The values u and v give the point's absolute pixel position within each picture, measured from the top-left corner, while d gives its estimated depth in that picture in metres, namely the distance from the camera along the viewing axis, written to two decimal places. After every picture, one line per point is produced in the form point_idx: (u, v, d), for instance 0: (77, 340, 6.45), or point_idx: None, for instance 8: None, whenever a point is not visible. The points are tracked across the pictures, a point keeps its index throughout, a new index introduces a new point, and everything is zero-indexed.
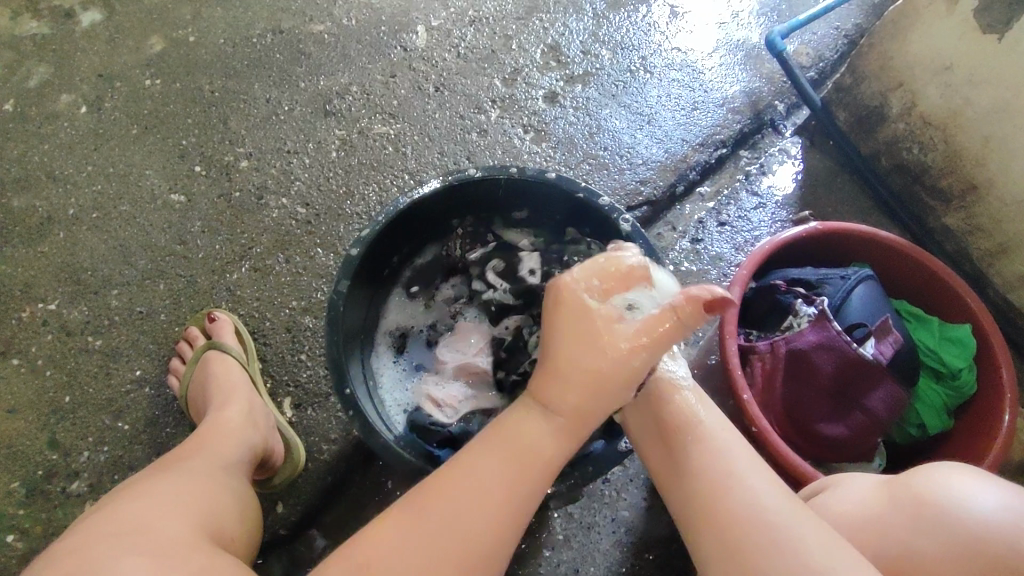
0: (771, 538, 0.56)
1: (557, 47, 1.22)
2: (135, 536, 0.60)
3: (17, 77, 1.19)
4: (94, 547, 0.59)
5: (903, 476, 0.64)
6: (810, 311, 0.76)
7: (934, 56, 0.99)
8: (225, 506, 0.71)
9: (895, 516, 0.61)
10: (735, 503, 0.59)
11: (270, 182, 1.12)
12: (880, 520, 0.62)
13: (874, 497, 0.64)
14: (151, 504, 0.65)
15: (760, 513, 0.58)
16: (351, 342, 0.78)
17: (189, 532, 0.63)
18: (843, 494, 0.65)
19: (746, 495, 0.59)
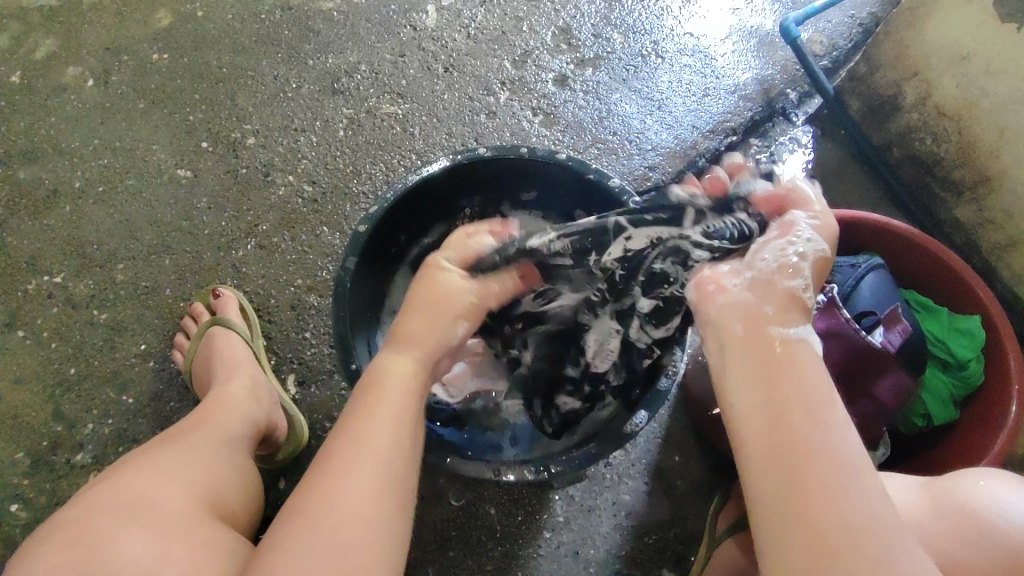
0: (852, 518, 0.48)
1: (568, 29, 1.21)
2: (137, 510, 0.61)
3: (24, 49, 1.19)
4: (96, 519, 0.60)
5: (938, 485, 0.67)
6: (819, 298, 0.75)
7: (951, 45, 0.97)
8: (227, 479, 0.72)
9: (937, 522, 0.63)
10: (827, 467, 0.49)
11: (277, 160, 1.12)
12: (921, 526, 0.64)
13: (913, 506, 0.66)
14: (154, 475, 0.66)
15: (853, 490, 0.49)
16: (357, 319, 0.79)
17: (190, 504, 0.64)
18: (886, 495, 0.67)
19: (841, 461, 0.50)
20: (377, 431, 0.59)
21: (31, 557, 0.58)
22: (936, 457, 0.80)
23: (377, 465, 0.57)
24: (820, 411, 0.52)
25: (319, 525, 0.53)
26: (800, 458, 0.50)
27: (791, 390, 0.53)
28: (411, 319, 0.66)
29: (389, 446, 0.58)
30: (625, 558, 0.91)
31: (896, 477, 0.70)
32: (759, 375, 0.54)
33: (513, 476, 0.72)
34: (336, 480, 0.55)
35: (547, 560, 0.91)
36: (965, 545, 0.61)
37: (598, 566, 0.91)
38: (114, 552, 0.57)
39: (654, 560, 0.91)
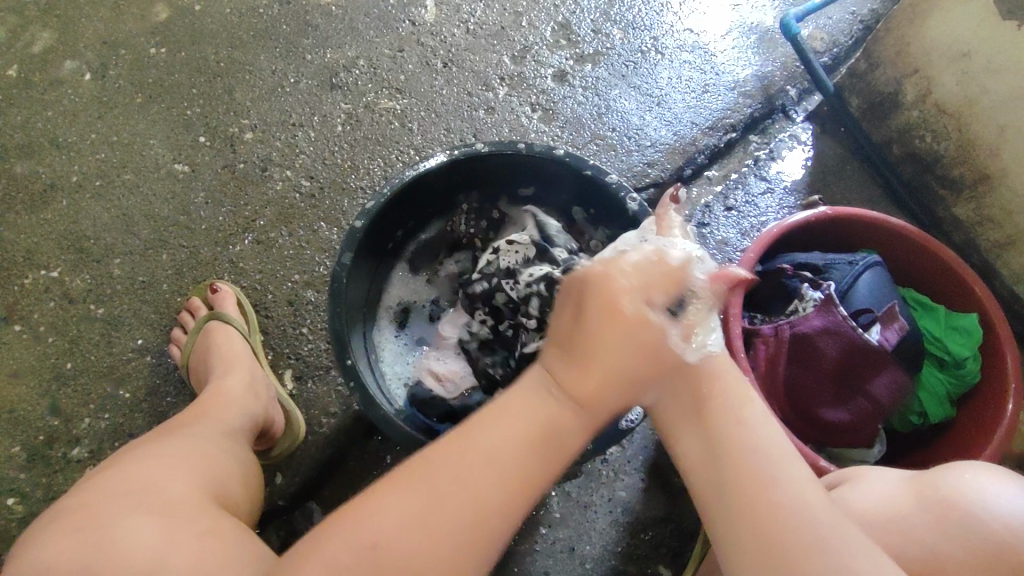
0: (786, 516, 0.51)
1: (568, 25, 1.20)
2: (142, 497, 0.62)
3: (21, 43, 1.18)
4: (102, 505, 0.61)
5: (928, 475, 0.65)
6: (816, 296, 0.76)
7: (951, 42, 0.97)
8: (228, 470, 0.72)
9: (921, 517, 0.62)
10: (759, 470, 0.53)
11: (275, 155, 1.11)
12: (903, 518, 0.62)
13: (899, 494, 0.64)
14: (153, 466, 0.66)
15: (775, 473, 0.53)
16: (354, 315, 0.78)
17: (193, 492, 0.65)
18: (868, 491, 0.65)
19: (766, 467, 0.53)
20: (483, 441, 0.54)
21: (39, 541, 0.60)
22: (932, 455, 0.80)
23: (491, 462, 0.53)
24: (745, 416, 0.57)
25: (404, 528, 0.50)
26: (726, 471, 0.54)
27: (716, 406, 0.57)
28: (590, 321, 0.56)
29: (502, 475, 0.53)
30: (621, 554, 0.91)
31: (882, 470, 0.68)
32: (679, 402, 0.58)
33: None
34: (426, 477, 0.52)
35: (543, 556, 0.91)
36: (948, 540, 0.60)
37: (594, 562, 0.91)
38: (119, 538, 0.58)
39: (649, 556, 0.91)
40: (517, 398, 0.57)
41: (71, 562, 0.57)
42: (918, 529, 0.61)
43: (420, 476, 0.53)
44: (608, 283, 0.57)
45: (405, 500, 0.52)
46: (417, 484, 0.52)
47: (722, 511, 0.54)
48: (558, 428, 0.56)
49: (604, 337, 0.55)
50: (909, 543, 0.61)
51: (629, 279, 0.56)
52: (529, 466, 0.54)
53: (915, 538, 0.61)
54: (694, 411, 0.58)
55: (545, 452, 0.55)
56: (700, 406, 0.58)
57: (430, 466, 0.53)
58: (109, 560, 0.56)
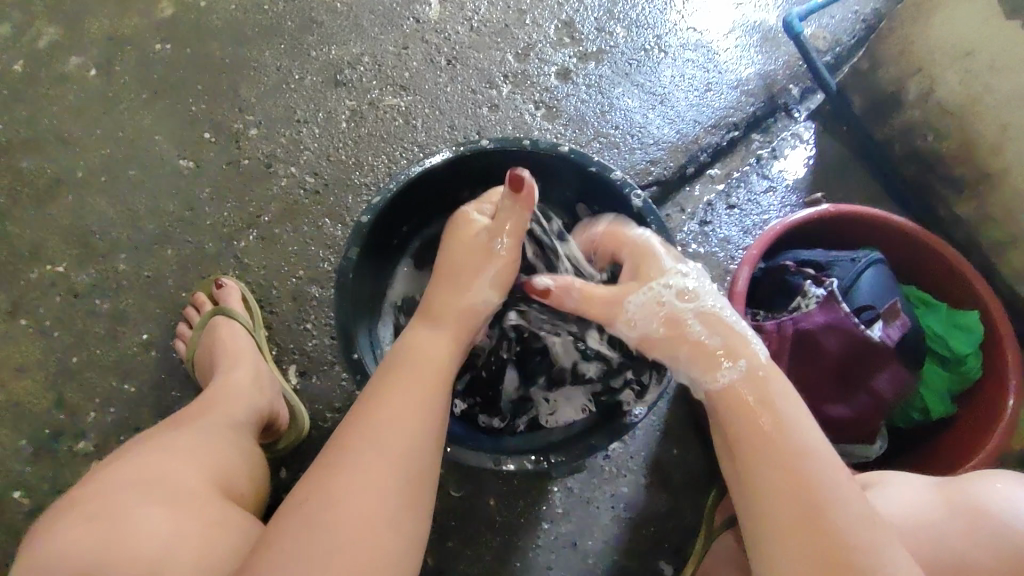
0: (842, 531, 0.53)
1: (572, 23, 1.21)
2: (154, 489, 0.63)
3: (27, 38, 1.18)
4: (114, 497, 0.62)
5: (955, 484, 0.68)
6: (818, 292, 0.76)
7: (954, 42, 0.97)
8: (237, 464, 0.73)
9: (951, 522, 0.65)
10: (826, 500, 0.55)
11: (279, 151, 1.12)
12: (935, 525, 0.65)
13: (929, 501, 0.66)
14: (163, 459, 0.67)
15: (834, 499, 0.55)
16: (359, 310, 0.79)
17: (204, 485, 0.66)
18: (901, 495, 0.67)
19: (828, 495, 0.55)
20: (390, 408, 0.59)
21: (52, 532, 0.60)
22: (932, 450, 0.81)
23: (392, 432, 0.58)
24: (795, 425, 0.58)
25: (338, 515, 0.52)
26: (803, 501, 0.55)
27: (775, 420, 0.59)
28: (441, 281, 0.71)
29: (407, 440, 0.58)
30: (623, 549, 0.92)
31: (905, 476, 0.70)
32: (734, 420, 0.60)
33: (513, 466, 0.72)
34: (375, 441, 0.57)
35: (546, 551, 0.91)
36: (976, 545, 0.63)
37: (596, 558, 0.91)
38: (132, 530, 0.58)
39: (651, 551, 0.92)
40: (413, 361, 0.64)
41: (84, 551, 0.57)
42: (947, 532, 0.64)
43: (342, 474, 0.54)
44: (477, 244, 0.72)
45: (338, 488, 0.54)
46: (342, 463, 0.55)
47: (783, 520, 0.55)
48: (427, 391, 0.62)
49: (464, 283, 0.70)
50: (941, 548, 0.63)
51: (476, 225, 0.73)
52: (425, 408, 0.60)
53: (947, 543, 0.64)
54: (755, 446, 0.59)
55: (422, 390, 0.61)
56: (759, 432, 0.59)
57: (355, 438, 0.57)
58: (122, 550, 0.57)
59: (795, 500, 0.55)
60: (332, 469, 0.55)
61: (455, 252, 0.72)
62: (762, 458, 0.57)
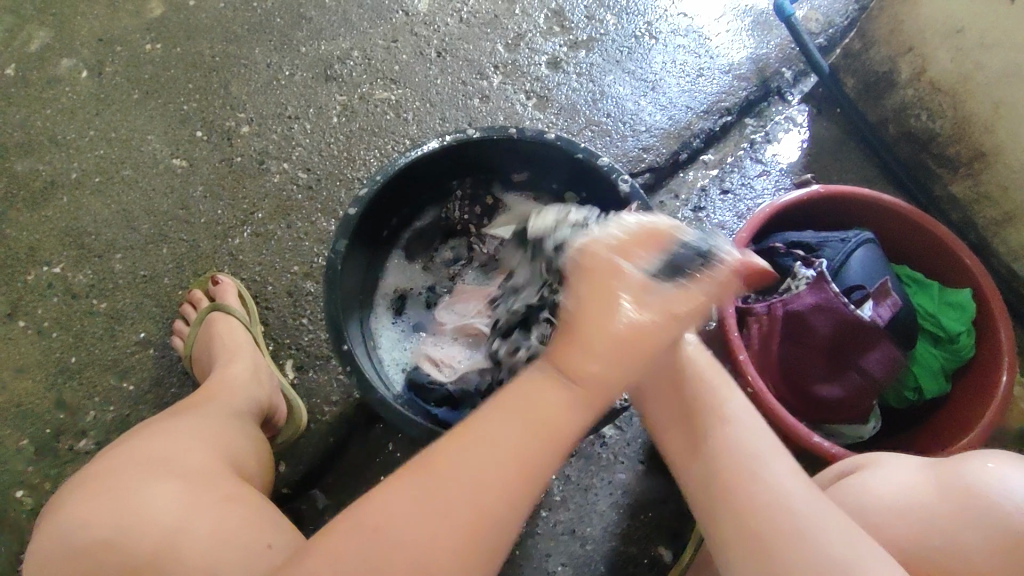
0: (760, 495, 0.52)
1: (561, 12, 1.20)
2: (164, 463, 0.64)
3: (18, 42, 1.19)
4: (126, 471, 0.63)
5: (950, 465, 0.62)
6: (808, 274, 0.77)
7: (946, 18, 0.96)
8: (244, 447, 0.74)
9: (940, 504, 0.59)
10: (737, 464, 0.55)
11: (271, 148, 1.12)
12: (918, 506, 0.60)
13: (916, 483, 0.62)
14: (176, 438, 0.68)
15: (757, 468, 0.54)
16: (350, 304, 0.79)
17: (211, 463, 0.66)
18: (877, 475, 0.64)
19: (746, 449, 0.55)
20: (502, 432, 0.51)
21: (68, 505, 0.61)
22: (929, 428, 0.81)
23: (480, 475, 0.49)
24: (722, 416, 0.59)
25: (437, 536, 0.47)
26: (713, 463, 0.56)
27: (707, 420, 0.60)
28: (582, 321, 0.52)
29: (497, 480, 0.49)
30: (622, 535, 0.92)
31: (899, 457, 0.67)
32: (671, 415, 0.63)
33: None
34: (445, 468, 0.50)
35: (544, 539, 0.92)
36: (959, 522, 0.57)
37: (595, 544, 0.92)
38: (145, 501, 0.59)
39: (650, 537, 0.92)
40: (514, 396, 0.52)
41: (100, 520, 0.59)
42: (935, 515, 0.58)
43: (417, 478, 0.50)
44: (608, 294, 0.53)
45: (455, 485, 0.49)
46: (461, 469, 0.49)
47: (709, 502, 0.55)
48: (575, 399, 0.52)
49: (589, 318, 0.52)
50: (925, 528, 0.58)
51: (618, 241, 0.56)
52: (525, 439, 0.50)
53: (935, 526, 0.58)
54: (678, 414, 0.62)
55: (540, 446, 0.51)
56: (680, 393, 0.63)
57: (434, 460, 0.50)
58: (137, 522, 0.58)
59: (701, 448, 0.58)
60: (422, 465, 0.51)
61: (601, 306, 0.52)
62: (670, 399, 0.63)
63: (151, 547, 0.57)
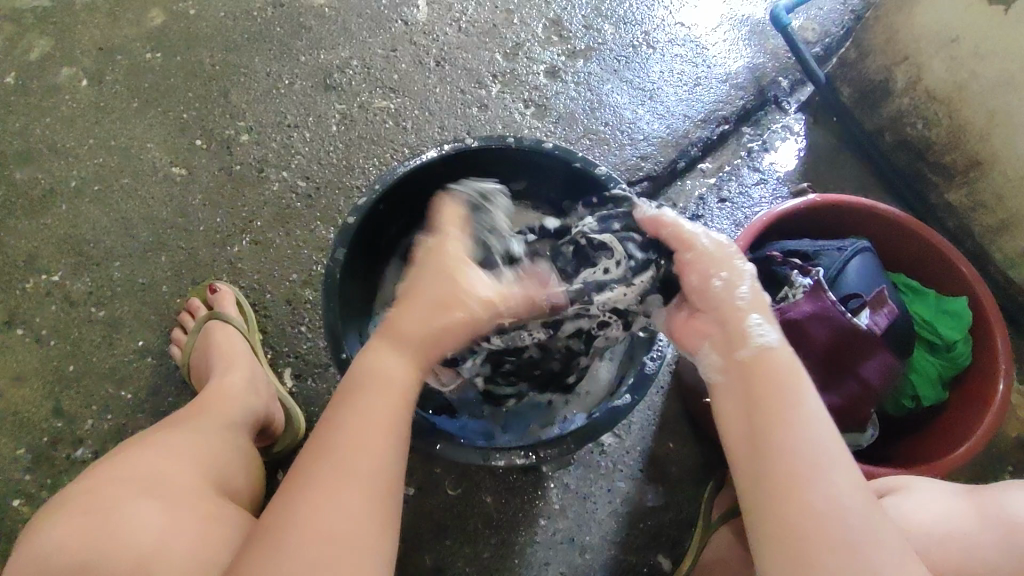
0: (814, 504, 0.52)
1: (560, 21, 1.21)
2: (148, 484, 0.64)
3: (18, 51, 1.19)
4: (109, 489, 0.63)
5: (986, 495, 0.68)
6: (805, 283, 0.77)
7: (940, 29, 0.97)
8: (231, 465, 0.74)
9: (982, 534, 0.65)
10: (800, 466, 0.54)
11: (271, 156, 1.12)
12: (963, 536, 0.66)
13: (956, 513, 0.67)
14: (161, 457, 0.68)
15: (818, 471, 0.54)
16: (348, 313, 0.79)
17: (197, 484, 0.67)
18: (920, 500, 0.67)
19: (812, 452, 0.54)
20: (359, 422, 0.57)
21: (51, 521, 0.61)
22: (926, 436, 0.81)
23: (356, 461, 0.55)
24: (795, 412, 0.56)
25: (332, 533, 0.52)
26: (773, 465, 0.55)
27: (774, 422, 0.56)
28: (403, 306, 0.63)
29: (362, 471, 0.55)
30: (621, 544, 0.92)
31: (930, 482, 0.70)
32: (739, 415, 0.59)
33: (503, 462, 0.72)
34: (337, 473, 0.54)
35: (543, 547, 0.91)
36: (1000, 552, 0.64)
37: (594, 553, 0.92)
38: (128, 524, 0.60)
39: (649, 546, 0.92)
40: (367, 382, 0.59)
41: (80, 541, 0.59)
42: (977, 543, 0.65)
43: (308, 499, 0.53)
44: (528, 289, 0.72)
45: (336, 462, 0.55)
46: (308, 496, 0.54)
47: (778, 521, 0.53)
48: (406, 363, 0.61)
49: (412, 302, 0.63)
50: (968, 556, 0.64)
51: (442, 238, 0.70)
52: (363, 457, 0.56)
53: (976, 554, 0.64)
54: (741, 407, 0.59)
55: (384, 407, 0.58)
56: (725, 330, 0.62)
57: (309, 488, 0.54)
58: (114, 543, 0.58)
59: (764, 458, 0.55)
60: (305, 469, 0.55)
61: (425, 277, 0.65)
62: (744, 407, 0.59)
63: (131, 568, 0.57)
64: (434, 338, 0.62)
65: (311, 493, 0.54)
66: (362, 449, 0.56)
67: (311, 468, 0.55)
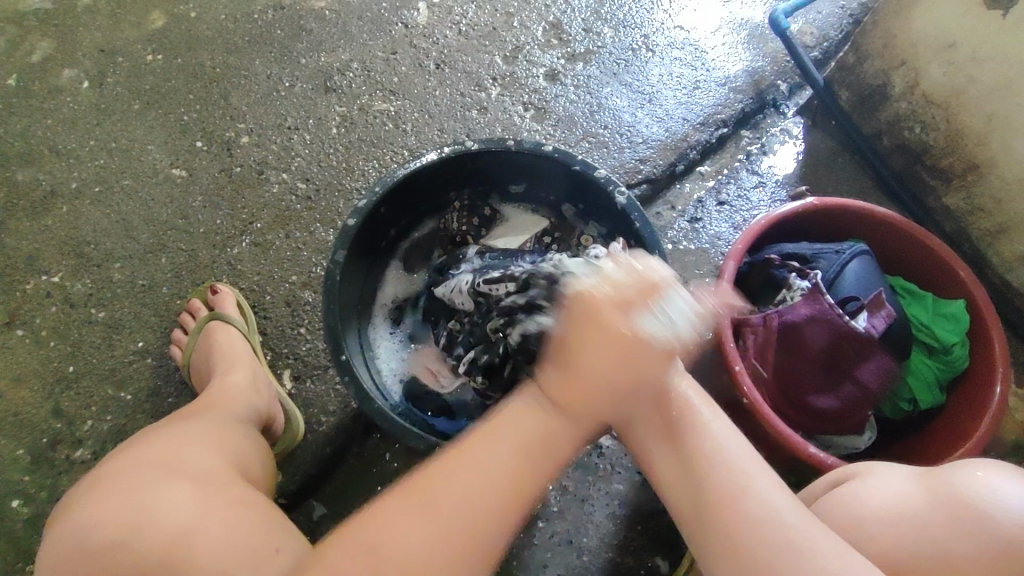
0: (743, 511, 0.51)
1: (559, 25, 1.21)
2: (172, 466, 0.64)
3: (20, 52, 1.20)
4: (138, 472, 0.63)
5: (942, 472, 0.61)
6: (803, 286, 0.77)
7: (937, 33, 0.98)
8: (248, 451, 0.74)
9: (932, 513, 0.58)
10: (727, 479, 0.53)
11: (271, 158, 1.13)
12: (913, 516, 0.59)
13: (907, 493, 0.61)
14: (191, 442, 0.68)
15: (742, 485, 0.53)
16: (347, 314, 0.79)
17: (219, 467, 0.67)
18: (875, 484, 0.64)
19: (725, 467, 0.54)
20: (484, 460, 0.55)
21: (83, 505, 0.61)
22: (925, 440, 0.81)
23: (465, 491, 0.53)
24: (702, 435, 0.57)
25: (420, 550, 0.50)
26: (701, 483, 0.54)
27: (692, 439, 0.57)
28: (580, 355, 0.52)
29: (472, 505, 0.52)
30: (619, 547, 0.92)
31: (891, 467, 0.66)
32: (665, 436, 0.59)
33: None
34: (445, 487, 0.53)
35: (541, 549, 0.92)
36: (948, 532, 0.56)
37: (592, 555, 0.92)
38: (154, 504, 0.59)
39: (647, 548, 0.92)
40: (499, 427, 0.57)
41: (111, 522, 0.58)
42: (927, 525, 0.58)
43: (400, 518, 0.52)
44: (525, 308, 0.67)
45: (443, 493, 0.52)
46: (400, 520, 0.51)
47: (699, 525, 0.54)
48: (536, 420, 0.56)
49: (582, 353, 0.53)
50: (916, 539, 0.58)
51: (599, 279, 0.55)
52: (486, 494, 0.53)
53: (929, 536, 0.57)
54: (667, 433, 0.59)
55: (510, 451, 0.55)
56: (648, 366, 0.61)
57: (400, 508, 0.52)
58: (142, 524, 0.58)
59: (686, 473, 0.56)
60: (408, 492, 0.53)
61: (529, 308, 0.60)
62: (669, 432, 0.59)
63: (159, 549, 0.56)
64: (567, 423, 0.56)
65: (420, 507, 0.52)
66: (484, 489, 0.53)
67: (394, 497, 0.53)
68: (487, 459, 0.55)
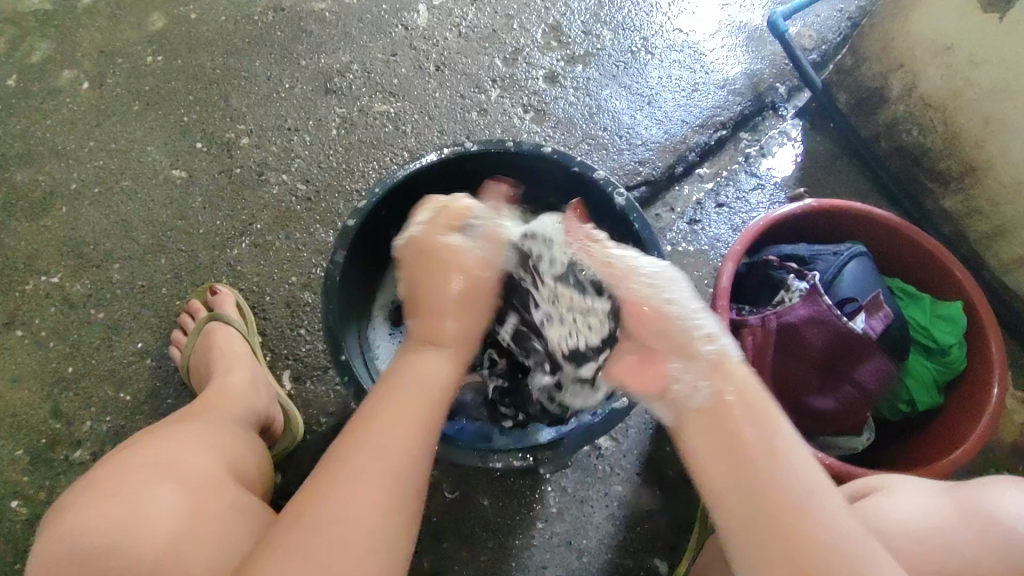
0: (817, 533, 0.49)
1: (559, 27, 1.22)
2: (167, 470, 0.64)
3: (20, 53, 1.20)
4: (129, 476, 0.62)
5: (963, 490, 0.65)
6: (801, 287, 0.78)
7: (935, 37, 0.98)
8: (243, 455, 0.74)
9: (961, 530, 0.62)
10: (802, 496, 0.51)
11: (271, 159, 1.13)
12: (943, 531, 0.62)
13: (936, 510, 0.64)
14: (184, 444, 0.68)
15: (811, 506, 0.51)
16: (347, 314, 0.80)
17: (213, 472, 0.67)
18: (898, 498, 0.65)
19: (803, 485, 0.51)
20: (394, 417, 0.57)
21: (74, 508, 0.61)
22: (922, 442, 0.81)
23: (377, 461, 0.55)
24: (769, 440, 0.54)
25: (350, 517, 0.52)
26: (766, 494, 0.51)
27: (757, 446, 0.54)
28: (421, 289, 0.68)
29: (391, 478, 0.54)
30: (619, 547, 0.92)
31: (909, 480, 0.67)
32: (713, 439, 0.55)
33: (500, 464, 0.72)
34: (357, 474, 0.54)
35: (540, 550, 0.92)
36: (975, 547, 0.61)
37: (591, 556, 0.92)
38: (149, 508, 0.59)
39: (646, 549, 0.92)
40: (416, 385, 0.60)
41: (104, 525, 0.58)
42: (957, 541, 0.61)
43: (334, 481, 0.53)
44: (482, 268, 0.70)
45: (364, 453, 0.55)
46: (332, 488, 0.53)
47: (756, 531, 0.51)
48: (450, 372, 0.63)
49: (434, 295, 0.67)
50: (948, 554, 0.61)
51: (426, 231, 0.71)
52: (397, 466, 0.55)
53: (958, 551, 0.61)
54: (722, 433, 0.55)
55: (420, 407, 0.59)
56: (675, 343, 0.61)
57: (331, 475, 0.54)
58: (138, 528, 0.58)
59: (745, 478, 0.52)
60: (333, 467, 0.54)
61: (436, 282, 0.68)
62: (717, 422, 0.56)
63: (152, 554, 0.57)
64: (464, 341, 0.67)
65: (337, 480, 0.53)
66: (386, 447, 0.55)
67: (332, 463, 0.55)
68: (395, 431, 0.56)
